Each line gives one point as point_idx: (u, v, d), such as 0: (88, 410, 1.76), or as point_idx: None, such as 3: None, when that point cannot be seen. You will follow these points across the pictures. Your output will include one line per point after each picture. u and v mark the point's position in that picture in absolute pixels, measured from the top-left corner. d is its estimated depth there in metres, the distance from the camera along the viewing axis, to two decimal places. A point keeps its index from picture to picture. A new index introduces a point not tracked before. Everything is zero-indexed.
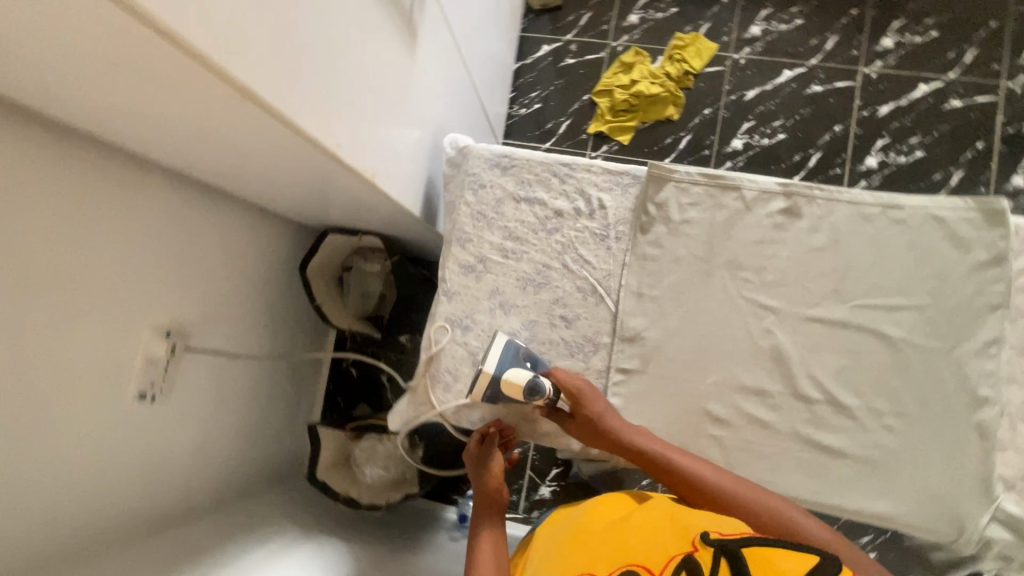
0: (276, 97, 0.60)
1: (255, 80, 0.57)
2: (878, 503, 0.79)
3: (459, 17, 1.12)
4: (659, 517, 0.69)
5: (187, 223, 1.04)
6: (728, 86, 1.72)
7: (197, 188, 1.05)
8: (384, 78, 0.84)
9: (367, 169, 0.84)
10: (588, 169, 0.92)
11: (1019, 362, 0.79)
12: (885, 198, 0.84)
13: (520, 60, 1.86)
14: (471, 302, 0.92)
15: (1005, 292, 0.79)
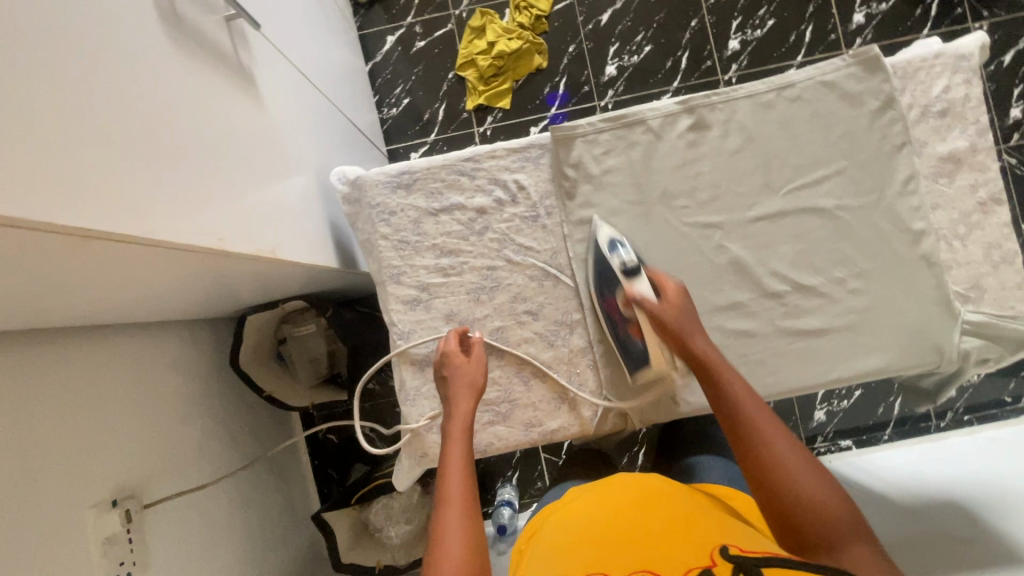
0: (120, 221, 0.50)
1: (84, 216, 0.47)
2: (868, 361, 0.83)
3: (292, 42, 1.00)
4: (673, 513, 0.70)
5: (79, 379, 0.89)
6: (582, 17, 1.69)
7: (75, 335, 0.90)
8: (241, 141, 0.73)
9: (266, 246, 0.73)
10: (493, 156, 0.87)
11: (938, 187, 0.84)
12: (775, 81, 0.85)
13: (369, 60, 1.74)
14: (432, 334, 0.86)
15: (905, 130, 0.83)
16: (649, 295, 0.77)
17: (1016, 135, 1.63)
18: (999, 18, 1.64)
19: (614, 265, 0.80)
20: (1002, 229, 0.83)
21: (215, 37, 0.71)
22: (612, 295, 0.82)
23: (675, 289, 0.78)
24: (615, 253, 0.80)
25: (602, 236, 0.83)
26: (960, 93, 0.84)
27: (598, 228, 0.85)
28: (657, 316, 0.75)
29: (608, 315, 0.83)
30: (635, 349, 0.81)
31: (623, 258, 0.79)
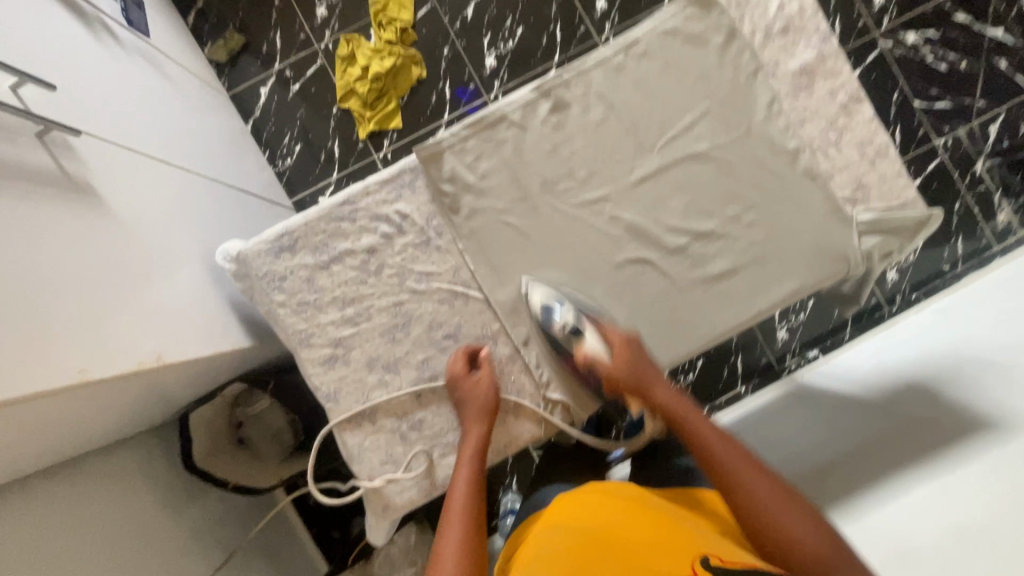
0: None
1: None
2: (782, 286, 0.85)
3: (136, 132, 0.96)
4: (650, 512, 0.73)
5: (19, 532, 0.85)
6: (447, 17, 1.67)
7: (2, 490, 0.85)
8: (89, 259, 0.70)
9: (144, 357, 0.71)
10: (367, 193, 0.84)
11: (801, 101, 0.85)
12: (619, 42, 0.85)
13: (249, 117, 1.68)
14: (359, 385, 0.84)
15: (754, 56, 0.84)
16: (602, 354, 0.81)
17: (886, 19, 1.67)
18: None
19: (557, 328, 0.81)
20: (870, 124, 0.84)
21: (27, 161, 0.67)
22: (567, 351, 0.84)
23: (619, 338, 0.81)
24: (555, 313, 0.82)
25: (536, 301, 0.83)
26: (795, 7, 0.85)
27: (529, 292, 0.84)
28: (610, 376, 0.80)
29: (566, 369, 0.85)
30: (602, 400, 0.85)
31: (562, 321, 0.81)
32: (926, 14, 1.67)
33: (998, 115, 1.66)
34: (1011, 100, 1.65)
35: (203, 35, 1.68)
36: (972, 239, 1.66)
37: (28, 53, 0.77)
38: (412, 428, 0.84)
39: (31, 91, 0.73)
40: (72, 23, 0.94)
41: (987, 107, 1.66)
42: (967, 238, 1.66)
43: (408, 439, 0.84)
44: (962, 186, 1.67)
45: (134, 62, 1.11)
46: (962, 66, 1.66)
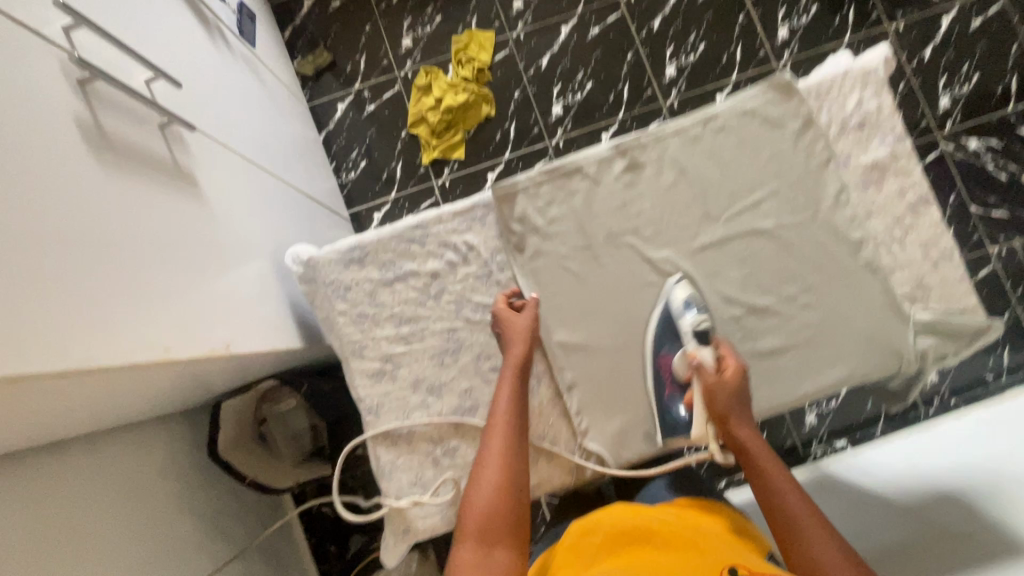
0: (55, 357, 0.51)
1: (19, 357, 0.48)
2: (833, 371, 0.84)
3: (234, 131, 1.03)
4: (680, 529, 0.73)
5: (52, 493, 0.87)
6: (523, 63, 1.76)
7: (46, 450, 0.89)
8: (184, 244, 0.75)
9: (218, 344, 0.74)
10: (440, 220, 0.89)
11: (869, 195, 0.87)
12: (699, 115, 0.89)
13: (322, 129, 1.78)
14: (402, 403, 0.86)
15: (828, 146, 0.87)
16: (709, 365, 0.80)
17: (949, 122, 1.71)
18: (911, 17, 1.76)
19: (685, 327, 0.83)
20: (936, 226, 0.86)
21: (149, 147, 0.73)
22: (669, 350, 0.84)
23: (732, 366, 0.79)
24: (688, 313, 0.83)
25: (679, 297, 0.84)
26: (873, 106, 0.88)
27: (673, 288, 0.85)
28: (713, 393, 0.78)
29: (657, 368, 0.85)
30: (679, 416, 0.83)
31: (695, 321, 0.82)
32: (990, 123, 1.71)
33: None
34: None
35: (296, 50, 1.80)
36: (1019, 351, 1.62)
37: (163, 51, 0.85)
38: (446, 453, 0.85)
39: (159, 86, 0.80)
40: (195, 30, 1.03)
41: None
42: (1014, 350, 1.62)
43: (440, 464, 0.84)
44: (1013, 296, 1.65)
45: (238, 68, 1.21)
46: (1023, 177, 1.68)
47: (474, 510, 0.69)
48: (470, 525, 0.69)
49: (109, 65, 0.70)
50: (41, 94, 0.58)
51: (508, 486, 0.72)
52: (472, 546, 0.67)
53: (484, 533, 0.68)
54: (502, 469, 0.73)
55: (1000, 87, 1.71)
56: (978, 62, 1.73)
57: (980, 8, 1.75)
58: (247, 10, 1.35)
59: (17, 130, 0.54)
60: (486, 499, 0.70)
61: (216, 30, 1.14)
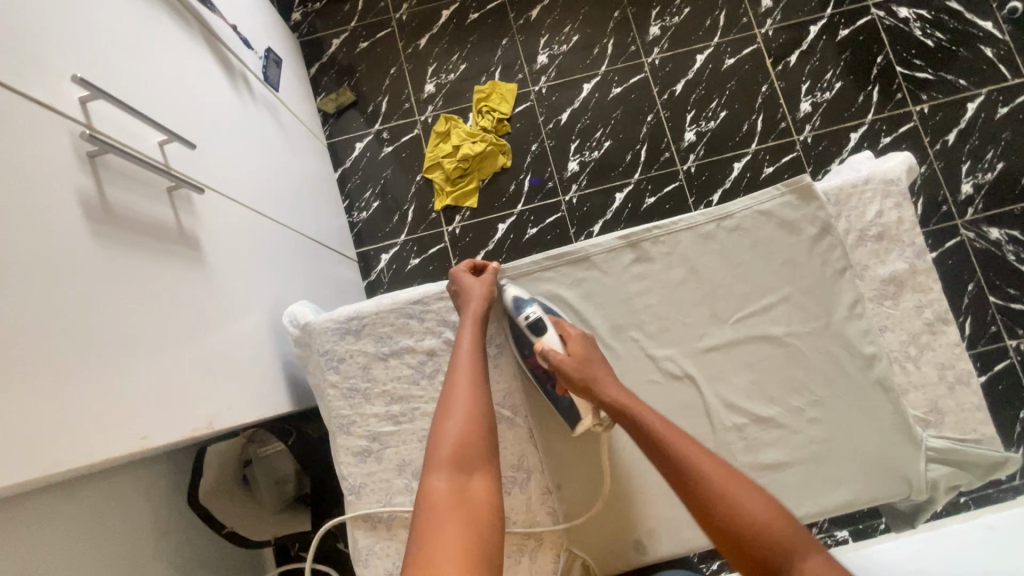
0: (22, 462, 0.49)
1: None
2: (838, 493, 0.80)
3: (245, 183, 1.03)
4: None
5: (38, 543, 0.86)
6: (542, 117, 1.77)
7: (39, 497, 0.88)
8: (178, 313, 0.73)
9: (200, 423, 0.72)
10: (441, 297, 0.87)
11: (885, 309, 0.84)
12: (713, 212, 0.87)
13: (338, 167, 1.79)
14: (384, 486, 0.83)
15: (844, 255, 0.84)
16: (557, 346, 0.79)
17: (971, 209, 1.68)
18: (936, 100, 1.75)
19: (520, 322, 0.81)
20: (955, 348, 0.82)
21: (152, 215, 0.72)
22: (531, 351, 0.83)
23: (575, 334, 0.81)
24: (523, 310, 0.82)
25: (509, 294, 0.84)
26: (893, 217, 0.85)
27: (505, 289, 0.86)
28: (561, 366, 0.77)
29: (533, 370, 0.83)
30: (562, 404, 0.82)
31: (529, 315, 0.81)
32: (1013, 213, 1.67)
33: None
34: None
35: (320, 87, 1.82)
36: None
37: (180, 109, 0.86)
38: None
39: (172, 147, 0.80)
40: (217, 81, 1.04)
41: None
42: None
43: None
44: None
45: (258, 115, 1.22)
46: None
47: (445, 444, 0.67)
48: (441, 456, 0.66)
49: (120, 133, 0.70)
50: (45, 174, 0.58)
51: (479, 422, 0.70)
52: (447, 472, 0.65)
53: (457, 461, 0.66)
54: (472, 411, 0.70)
55: None
56: (1003, 151, 1.71)
57: (1007, 97, 1.73)
58: (274, 55, 1.37)
59: (16, 216, 0.53)
60: (456, 435, 0.68)
61: (239, 78, 1.16)
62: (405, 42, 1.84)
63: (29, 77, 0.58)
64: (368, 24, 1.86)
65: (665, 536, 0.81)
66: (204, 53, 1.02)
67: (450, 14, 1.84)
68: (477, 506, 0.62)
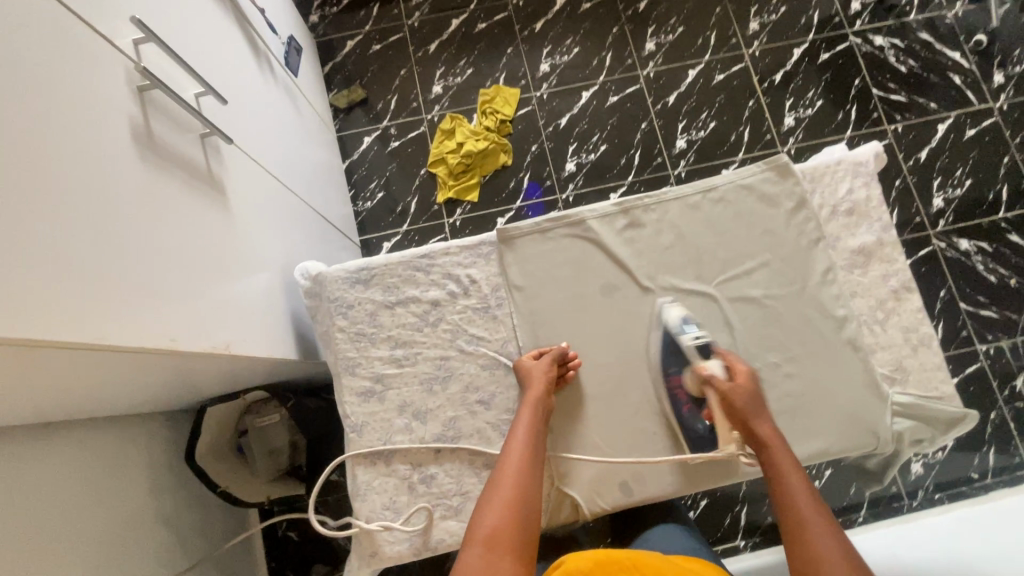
0: (66, 331, 0.53)
1: (35, 325, 0.50)
2: (811, 443, 0.86)
3: (265, 148, 1.10)
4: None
5: (32, 477, 0.88)
6: (543, 120, 1.87)
7: (34, 433, 0.90)
8: (203, 246, 0.79)
9: (217, 344, 0.77)
10: (447, 252, 0.93)
11: (855, 276, 0.91)
12: (700, 185, 0.95)
13: (346, 158, 1.87)
14: (385, 425, 0.87)
15: (818, 226, 0.92)
16: (720, 374, 0.83)
17: (942, 221, 1.79)
18: (909, 120, 1.88)
19: (687, 343, 0.86)
20: (917, 314, 0.90)
21: (188, 154, 0.79)
22: (677, 370, 0.87)
23: (744, 372, 0.83)
24: (685, 330, 0.87)
25: (673, 313, 0.89)
26: (862, 195, 0.94)
27: (665, 307, 0.90)
28: (725, 395, 0.81)
29: (671, 391, 0.87)
30: (698, 430, 0.85)
31: (694, 337, 0.86)
32: (981, 226, 1.78)
33: None
34: None
35: (333, 84, 1.92)
36: (1005, 454, 1.63)
37: (216, 70, 0.93)
38: (422, 480, 0.85)
39: (207, 100, 0.87)
40: (246, 56, 1.12)
41: None
42: (1000, 451, 1.63)
43: (414, 491, 0.85)
44: (1000, 397, 1.67)
45: (279, 94, 1.30)
46: (1011, 282, 1.74)
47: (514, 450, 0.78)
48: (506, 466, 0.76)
49: (166, 77, 0.77)
50: (103, 94, 0.64)
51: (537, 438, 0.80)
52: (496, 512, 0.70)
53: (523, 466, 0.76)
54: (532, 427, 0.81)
55: (991, 193, 1.80)
56: (971, 169, 1.83)
57: (974, 120, 1.87)
58: (296, 43, 1.45)
59: (78, 124, 0.60)
60: (510, 480, 0.74)
61: (264, 57, 1.24)
62: (416, 46, 1.95)
63: (98, 12, 0.66)
64: (382, 29, 1.97)
65: (648, 477, 0.85)
66: (236, 29, 1.10)
67: (459, 23, 1.96)
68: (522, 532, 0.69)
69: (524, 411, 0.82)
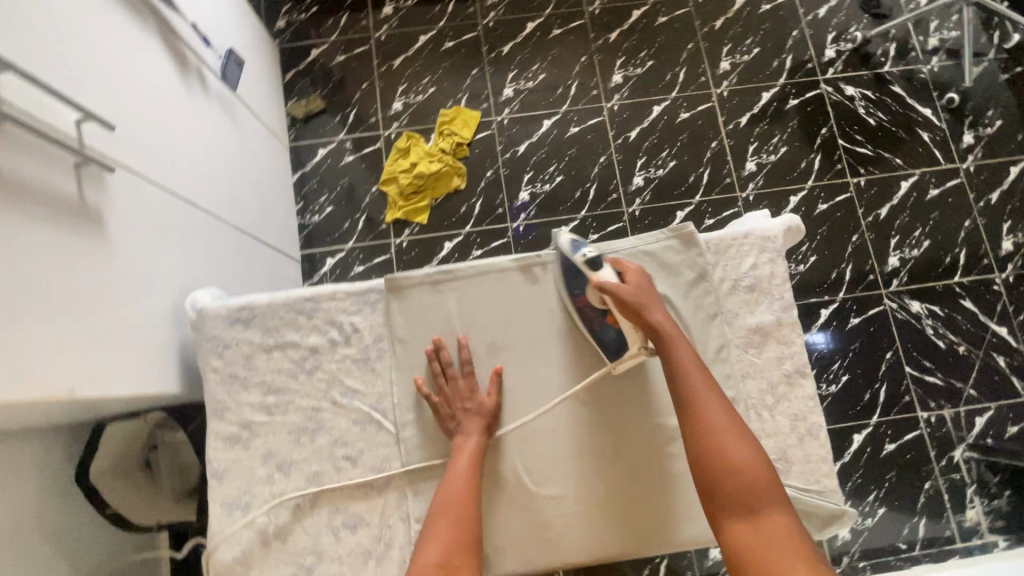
0: None
1: None
2: (682, 530, 0.84)
3: (177, 171, 1.07)
4: None
5: None
6: (500, 146, 1.85)
7: None
8: (65, 283, 0.76)
9: (60, 389, 0.73)
10: (333, 297, 0.90)
11: (747, 356, 0.89)
12: (600, 247, 0.93)
13: (298, 169, 1.84)
14: (247, 474, 0.84)
15: (715, 301, 0.90)
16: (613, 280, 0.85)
17: (895, 281, 1.76)
18: (873, 175, 1.84)
19: (578, 261, 0.87)
20: (808, 401, 0.88)
21: (52, 185, 0.77)
22: (581, 290, 0.88)
23: (632, 271, 0.87)
24: (574, 252, 0.87)
25: (563, 239, 0.90)
26: (765, 271, 0.91)
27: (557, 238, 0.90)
28: (618, 301, 0.83)
29: (581, 308, 0.89)
30: (611, 337, 0.87)
31: (585, 253, 0.87)
32: (935, 289, 1.75)
33: (986, 409, 1.67)
34: (999, 398, 1.68)
35: (293, 92, 1.90)
36: (936, 524, 1.60)
37: (110, 93, 0.91)
38: (277, 536, 0.82)
39: (90, 127, 0.85)
40: (167, 74, 1.10)
41: (977, 397, 1.68)
42: (931, 521, 1.60)
43: (268, 544, 0.82)
44: (936, 466, 1.64)
45: (212, 110, 1.27)
46: (960, 348, 1.71)
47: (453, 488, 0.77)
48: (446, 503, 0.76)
49: (33, 107, 0.75)
50: None
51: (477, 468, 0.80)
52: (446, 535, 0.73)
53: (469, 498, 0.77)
54: (471, 459, 0.81)
55: (949, 256, 1.77)
56: (930, 229, 1.79)
57: (939, 180, 1.83)
58: (238, 57, 1.43)
59: None
60: (456, 519, 0.75)
61: (194, 71, 1.22)
62: (380, 60, 1.93)
63: None
64: (348, 40, 1.95)
65: (536, 543, 0.83)
66: (157, 46, 1.08)
67: (426, 40, 1.94)
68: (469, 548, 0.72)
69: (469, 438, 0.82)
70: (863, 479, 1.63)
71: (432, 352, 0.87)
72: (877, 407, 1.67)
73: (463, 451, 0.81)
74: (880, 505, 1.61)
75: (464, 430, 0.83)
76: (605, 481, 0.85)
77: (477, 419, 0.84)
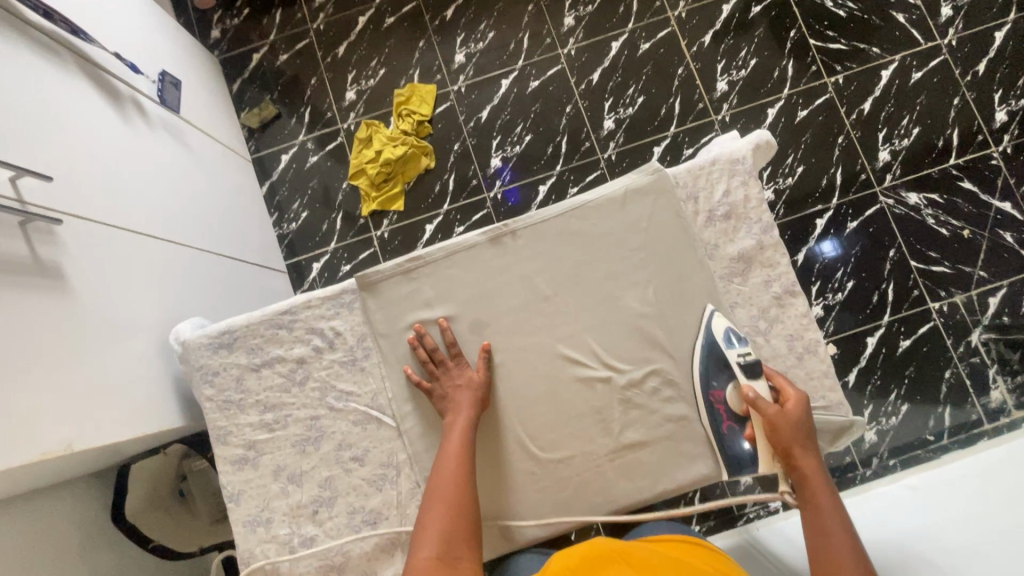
0: None
1: None
2: (695, 467, 0.85)
3: (130, 207, 1.05)
4: None
5: None
6: (463, 116, 1.80)
7: None
8: (36, 344, 0.76)
9: (54, 446, 0.74)
10: (309, 305, 0.89)
11: (733, 286, 0.87)
12: (568, 204, 0.90)
13: (266, 180, 1.81)
14: (261, 491, 0.86)
15: (693, 236, 0.87)
16: (766, 396, 0.79)
17: (889, 176, 1.70)
18: (852, 70, 1.75)
19: (732, 359, 0.82)
20: (802, 318, 0.86)
21: (4, 249, 0.76)
22: (719, 383, 0.83)
23: (794, 396, 0.78)
24: (732, 346, 0.82)
25: (718, 329, 0.84)
26: (740, 195, 0.88)
27: (710, 318, 0.85)
28: (773, 422, 0.77)
29: (712, 407, 0.83)
30: (741, 451, 0.82)
31: (741, 354, 0.81)
32: (931, 176, 1.69)
33: (999, 288, 1.63)
34: (1012, 275, 1.64)
35: (243, 102, 1.85)
36: (962, 411, 1.60)
37: (40, 146, 0.89)
38: (303, 543, 0.84)
39: (28, 182, 0.83)
40: (99, 111, 1.07)
41: (988, 278, 1.64)
42: (957, 409, 1.60)
43: (295, 554, 0.84)
44: (955, 354, 1.62)
45: (157, 138, 1.24)
46: (964, 233, 1.66)
47: (446, 466, 0.74)
48: (440, 488, 0.71)
49: None
50: None
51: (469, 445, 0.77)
52: (442, 520, 0.68)
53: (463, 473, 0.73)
54: (463, 436, 0.78)
55: (942, 139, 1.70)
56: (919, 115, 1.72)
57: (921, 61, 1.74)
58: (171, 77, 1.38)
59: None
60: (450, 497, 0.70)
61: (129, 103, 1.18)
62: (323, 52, 1.86)
63: None
64: (286, 37, 1.88)
65: (552, 508, 0.84)
66: (81, 84, 1.05)
67: (366, 20, 1.86)
68: (472, 527, 0.68)
69: (461, 416, 0.80)
70: (882, 380, 1.63)
71: (416, 339, 0.87)
72: (888, 306, 1.65)
73: (456, 424, 0.79)
74: (903, 402, 1.61)
75: (456, 408, 0.82)
76: (611, 436, 0.85)
77: (468, 393, 0.83)
